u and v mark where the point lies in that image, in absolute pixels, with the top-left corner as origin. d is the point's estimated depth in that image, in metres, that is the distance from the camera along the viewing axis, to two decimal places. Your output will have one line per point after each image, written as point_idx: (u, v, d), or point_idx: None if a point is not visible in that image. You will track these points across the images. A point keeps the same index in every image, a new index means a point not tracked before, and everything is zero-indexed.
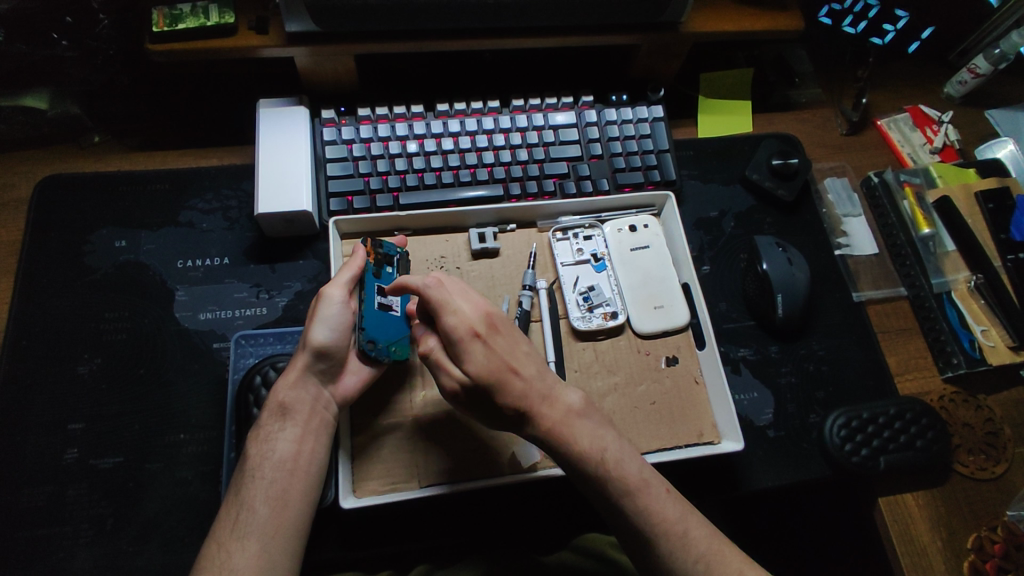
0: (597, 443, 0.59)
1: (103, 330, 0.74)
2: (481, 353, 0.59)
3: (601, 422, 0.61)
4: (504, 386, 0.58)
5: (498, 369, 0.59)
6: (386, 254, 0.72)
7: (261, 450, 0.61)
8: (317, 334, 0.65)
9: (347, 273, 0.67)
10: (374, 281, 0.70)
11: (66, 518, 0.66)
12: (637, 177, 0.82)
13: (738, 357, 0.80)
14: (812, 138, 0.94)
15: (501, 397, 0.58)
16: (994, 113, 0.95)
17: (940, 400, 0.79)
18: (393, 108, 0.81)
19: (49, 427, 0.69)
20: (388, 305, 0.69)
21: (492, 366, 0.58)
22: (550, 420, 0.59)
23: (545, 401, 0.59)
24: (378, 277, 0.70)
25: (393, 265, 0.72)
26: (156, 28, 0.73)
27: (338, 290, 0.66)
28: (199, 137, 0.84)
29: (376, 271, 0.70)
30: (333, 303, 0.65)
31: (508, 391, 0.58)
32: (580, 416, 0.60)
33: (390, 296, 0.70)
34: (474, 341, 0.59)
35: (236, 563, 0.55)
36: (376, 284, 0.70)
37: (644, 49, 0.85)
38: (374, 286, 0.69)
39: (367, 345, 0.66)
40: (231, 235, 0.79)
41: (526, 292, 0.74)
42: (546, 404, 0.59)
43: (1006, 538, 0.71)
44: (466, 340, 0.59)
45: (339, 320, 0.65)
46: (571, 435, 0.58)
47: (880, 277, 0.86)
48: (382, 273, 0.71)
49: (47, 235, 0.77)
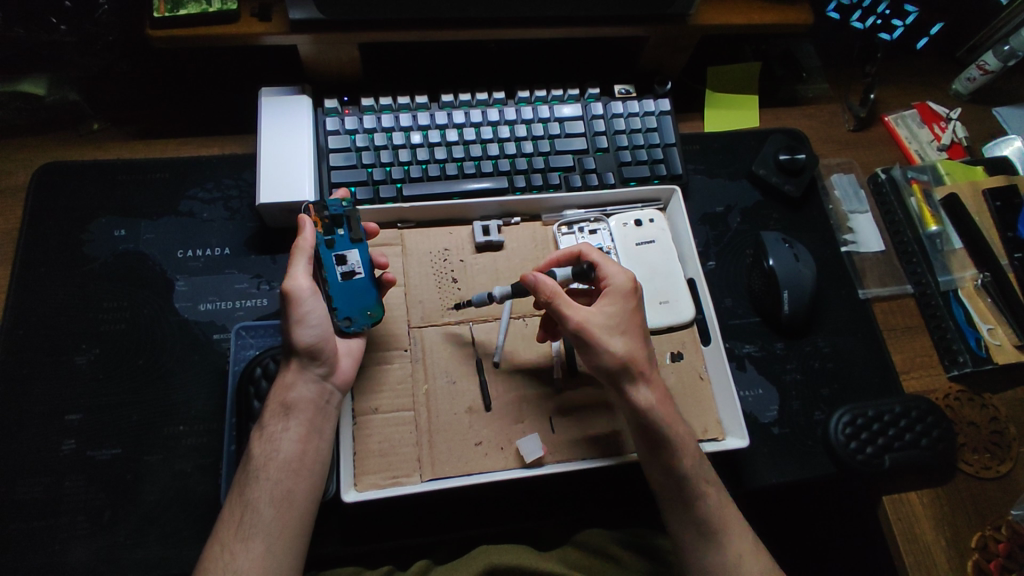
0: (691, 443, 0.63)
1: (102, 320, 0.73)
2: (632, 305, 0.65)
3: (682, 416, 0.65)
4: (636, 338, 0.64)
5: (636, 322, 0.64)
6: (334, 215, 0.68)
7: (265, 450, 0.61)
8: (303, 335, 0.64)
9: (302, 263, 0.65)
10: (328, 251, 0.67)
11: (64, 510, 0.65)
12: (643, 172, 0.81)
13: (742, 353, 0.80)
14: (819, 133, 0.93)
15: (626, 339, 0.63)
16: (1002, 111, 0.94)
17: (946, 399, 0.78)
18: (397, 99, 0.80)
19: (46, 418, 0.68)
20: (352, 272, 0.67)
21: (635, 319, 0.64)
22: (659, 395, 0.63)
23: (656, 378, 0.63)
24: (333, 244, 0.68)
25: (345, 225, 0.68)
26: (157, 14, 0.72)
27: (302, 289, 0.63)
28: (200, 126, 0.83)
29: (329, 240, 0.67)
30: (304, 299, 0.63)
31: (638, 342, 0.64)
32: (677, 409, 0.64)
33: (351, 260, 0.68)
34: (632, 295, 0.65)
35: (240, 564, 0.55)
36: (333, 253, 0.68)
37: (651, 41, 0.84)
38: (330, 257, 0.67)
39: (343, 323, 0.66)
40: (232, 225, 0.78)
41: None
42: (657, 378, 0.64)
43: (1010, 537, 0.71)
44: (631, 289, 0.66)
45: (317, 316, 0.64)
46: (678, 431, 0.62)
47: (886, 274, 0.86)
48: (335, 238, 0.68)
49: (44, 224, 0.76)
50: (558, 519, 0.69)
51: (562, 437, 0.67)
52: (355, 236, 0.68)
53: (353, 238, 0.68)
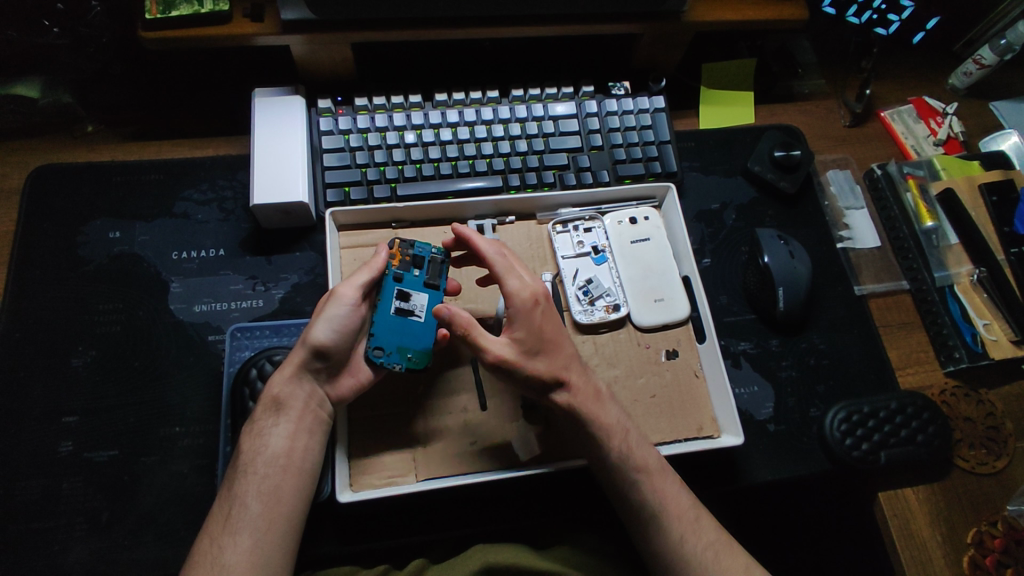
0: (620, 426, 0.63)
1: (98, 322, 0.73)
2: (540, 317, 0.62)
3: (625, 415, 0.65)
4: (550, 348, 0.62)
5: (548, 334, 0.62)
6: (415, 256, 0.69)
7: (254, 445, 0.61)
8: (319, 332, 0.62)
9: (363, 276, 0.65)
10: (393, 284, 0.68)
11: (61, 511, 0.66)
12: (637, 169, 0.81)
13: (738, 350, 0.80)
14: (814, 129, 0.93)
15: (542, 357, 0.61)
16: (998, 105, 0.94)
17: (942, 395, 0.78)
18: (391, 98, 0.80)
19: (43, 420, 0.69)
20: (408, 310, 0.67)
21: (546, 330, 0.62)
22: (582, 395, 0.62)
23: (578, 378, 0.63)
24: (401, 280, 0.68)
25: (423, 267, 0.69)
26: (148, 15, 0.72)
27: (349, 293, 0.63)
28: (194, 127, 0.83)
29: (399, 275, 0.68)
30: (342, 303, 0.63)
31: (553, 354, 0.62)
32: (608, 403, 0.64)
33: (412, 299, 0.67)
34: (535, 308, 0.62)
35: (228, 558, 0.55)
36: (397, 287, 0.68)
37: (645, 39, 0.84)
38: (392, 290, 0.67)
39: (375, 353, 0.65)
40: (227, 226, 0.79)
41: None
42: (579, 377, 0.63)
43: (1005, 532, 0.71)
44: (532, 305, 0.62)
45: (344, 322, 0.63)
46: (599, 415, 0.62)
47: (882, 270, 0.86)
48: (406, 276, 0.68)
49: (40, 226, 0.76)
50: (553, 518, 0.70)
51: (557, 435, 0.67)
52: (428, 280, 0.69)
53: (427, 282, 0.69)
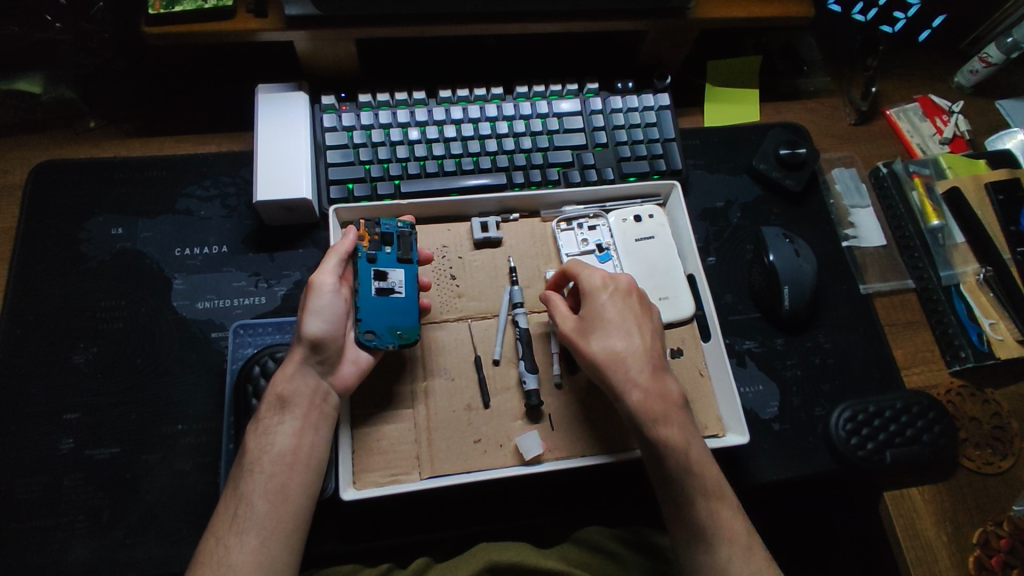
0: (683, 435, 0.61)
1: (100, 319, 0.73)
2: (607, 300, 0.65)
3: (689, 419, 0.62)
4: (617, 332, 0.63)
5: (614, 317, 0.64)
6: (384, 233, 0.69)
7: (260, 443, 0.60)
8: (311, 326, 0.62)
9: (333, 261, 0.65)
10: (368, 265, 0.67)
11: (62, 509, 0.65)
12: (642, 167, 0.80)
13: (742, 349, 0.79)
14: (819, 127, 0.92)
15: (598, 336, 0.63)
16: (1004, 104, 0.93)
17: (947, 394, 0.78)
18: (394, 95, 0.79)
19: (44, 417, 0.68)
20: (388, 289, 0.67)
21: (608, 312, 0.64)
22: (644, 390, 0.61)
23: (647, 369, 0.62)
24: (375, 260, 0.68)
25: (393, 244, 0.69)
26: (151, 10, 0.71)
27: (326, 280, 0.63)
28: (196, 124, 0.82)
29: (371, 255, 0.68)
30: (324, 292, 0.63)
31: (615, 338, 0.63)
32: (674, 404, 0.62)
33: (390, 278, 0.67)
34: (603, 291, 0.65)
35: (235, 558, 0.54)
36: (373, 268, 0.67)
37: (650, 36, 0.84)
38: (370, 271, 0.67)
39: (366, 336, 0.64)
40: (230, 223, 0.78)
41: (519, 310, 0.71)
42: (648, 375, 0.62)
43: (1012, 532, 0.70)
44: (597, 288, 0.65)
45: (333, 310, 0.63)
46: (657, 419, 0.60)
47: (888, 269, 0.85)
48: (379, 255, 0.68)
49: (41, 222, 0.76)
50: (557, 518, 0.69)
51: (564, 433, 0.67)
52: (401, 255, 0.68)
53: (400, 257, 0.69)
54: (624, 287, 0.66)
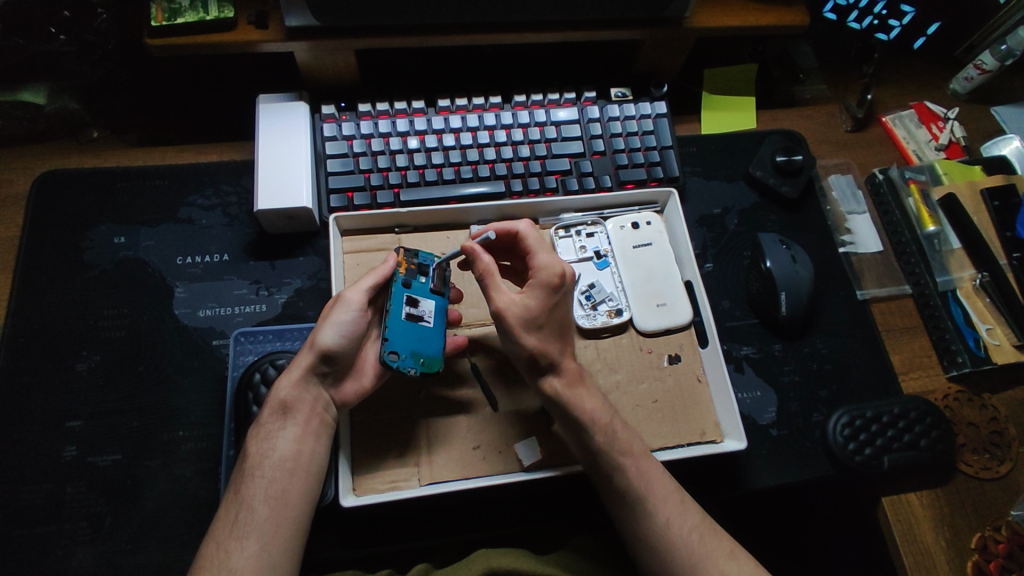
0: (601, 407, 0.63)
1: (103, 327, 0.73)
2: (557, 298, 0.63)
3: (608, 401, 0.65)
4: (557, 337, 0.64)
5: (557, 318, 0.64)
6: (423, 264, 0.68)
7: (262, 448, 0.61)
8: (326, 336, 0.63)
9: (368, 280, 0.65)
10: (403, 290, 0.67)
11: (65, 515, 0.66)
12: (639, 174, 0.81)
13: (740, 355, 0.80)
14: (816, 134, 0.93)
15: (540, 335, 0.63)
16: (999, 110, 0.94)
17: (945, 400, 0.78)
18: (394, 104, 0.80)
19: (47, 425, 0.69)
20: (417, 316, 0.66)
21: (557, 313, 0.64)
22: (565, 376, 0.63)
23: (567, 358, 0.65)
24: (410, 286, 0.67)
25: (430, 274, 0.69)
26: (154, 22, 0.72)
27: (356, 298, 0.64)
28: (198, 133, 0.83)
29: (407, 280, 0.67)
30: (348, 308, 0.64)
31: (553, 338, 0.63)
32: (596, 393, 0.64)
33: (420, 305, 0.67)
34: (555, 288, 0.63)
35: (235, 563, 0.55)
36: (406, 294, 0.67)
37: (647, 44, 0.84)
38: (403, 296, 0.67)
39: (389, 357, 0.63)
40: (231, 231, 0.79)
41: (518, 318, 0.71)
42: (572, 362, 0.65)
43: (1009, 537, 0.70)
44: (554, 284, 0.63)
45: (351, 327, 0.64)
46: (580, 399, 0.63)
47: (885, 275, 0.86)
48: (414, 282, 0.68)
49: (45, 232, 0.76)
50: (556, 523, 0.70)
51: (560, 441, 0.67)
52: (435, 286, 0.68)
53: (434, 288, 0.68)
54: (542, 301, 0.62)
